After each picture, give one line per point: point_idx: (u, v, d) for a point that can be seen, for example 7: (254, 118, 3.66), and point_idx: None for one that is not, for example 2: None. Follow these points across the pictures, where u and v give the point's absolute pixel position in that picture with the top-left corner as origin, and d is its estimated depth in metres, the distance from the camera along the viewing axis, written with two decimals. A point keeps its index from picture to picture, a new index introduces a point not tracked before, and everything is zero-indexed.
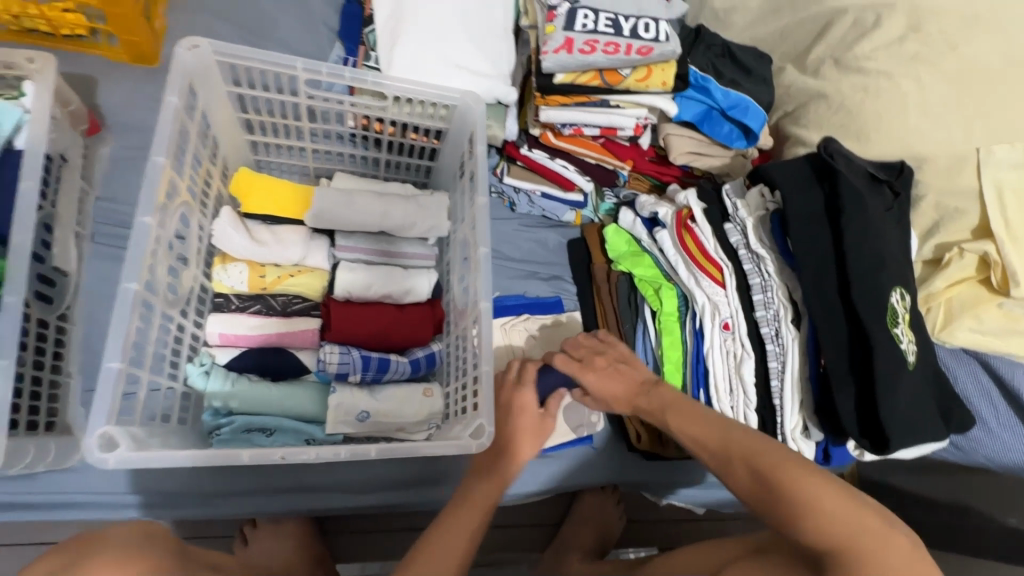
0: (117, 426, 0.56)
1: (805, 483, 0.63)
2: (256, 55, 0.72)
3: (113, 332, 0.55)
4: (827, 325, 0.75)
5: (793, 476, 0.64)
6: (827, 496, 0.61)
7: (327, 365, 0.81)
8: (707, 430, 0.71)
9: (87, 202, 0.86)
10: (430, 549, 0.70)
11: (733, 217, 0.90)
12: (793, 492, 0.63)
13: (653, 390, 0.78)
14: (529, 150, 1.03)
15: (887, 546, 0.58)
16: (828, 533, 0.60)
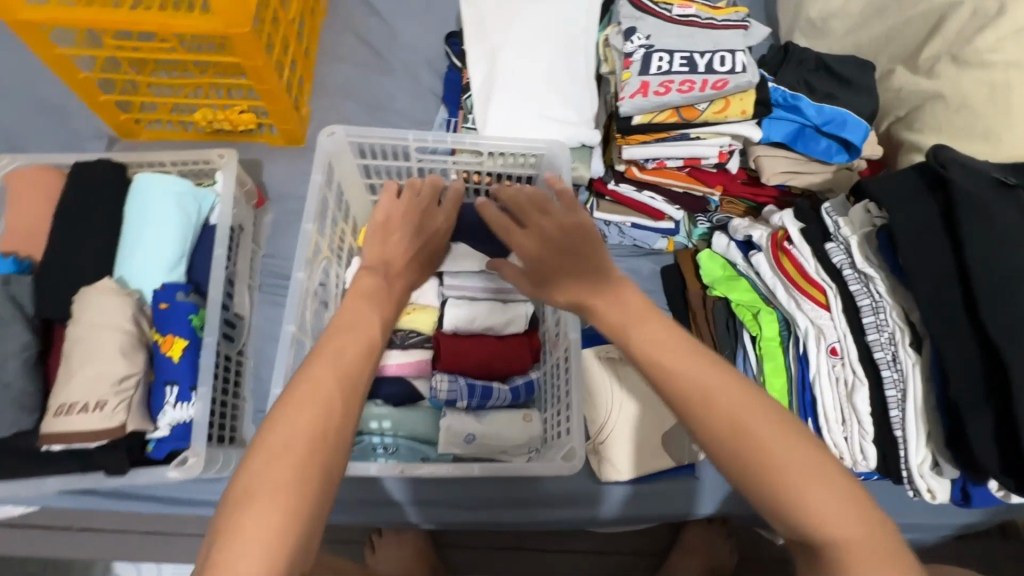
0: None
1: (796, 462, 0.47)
2: (376, 133, 0.86)
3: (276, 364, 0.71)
4: (954, 350, 0.68)
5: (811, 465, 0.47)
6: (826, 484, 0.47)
7: (438, 392, 0.92)
8: (724, 388, 0.51)
9: (257, 259, 1.07)
10: (294, 427, 0.52)
11: (835, 235, 0.86)
12: (792, 471, 0.47)
13: (621, 308, 0.60)
14: (616, 184, 1.08)
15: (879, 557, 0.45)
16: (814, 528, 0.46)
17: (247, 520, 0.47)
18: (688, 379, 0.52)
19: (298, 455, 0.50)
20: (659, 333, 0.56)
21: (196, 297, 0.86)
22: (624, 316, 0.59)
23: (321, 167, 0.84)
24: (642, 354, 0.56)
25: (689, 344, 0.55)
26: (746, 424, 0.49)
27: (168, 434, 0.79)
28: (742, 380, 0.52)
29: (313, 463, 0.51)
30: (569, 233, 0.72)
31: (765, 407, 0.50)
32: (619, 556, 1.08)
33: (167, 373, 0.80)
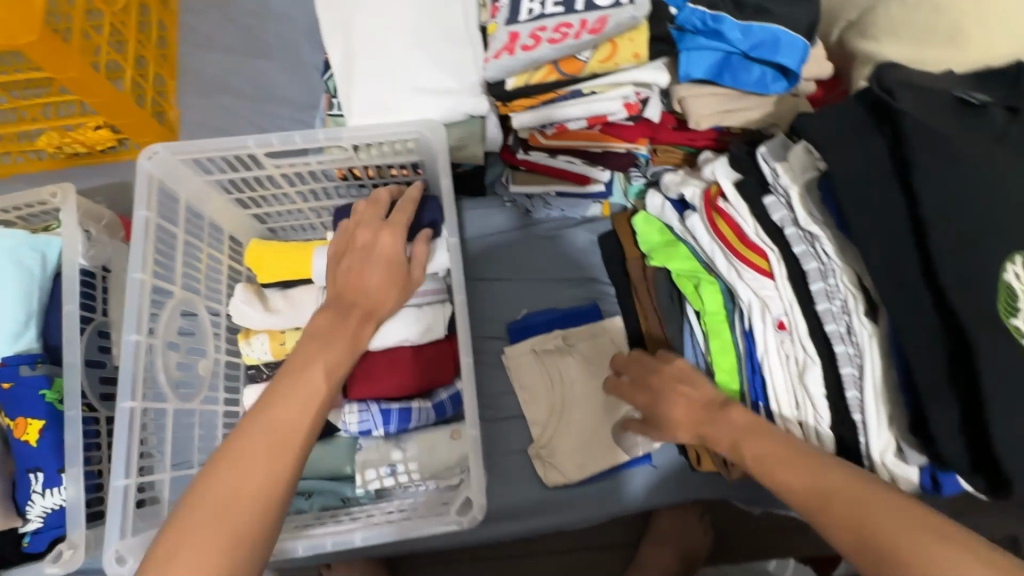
0: (133, 536, 0.60)
1: (914, 530, 0.47)
2: (207, 145, 0.72)
3: (114, 452, 0.60)
4: (913, 327, 0.55)
5: (911, 530, 0.47)
6: (933, 536, 0.46)
7: (348, 425, 0.83)
8: (840, 485, 0.53)
9: None
10: (275, 419, 0.56)
11: (774, 186, 0.71)
12: (905, 539, 0.47)
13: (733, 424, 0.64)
14: (525, 153, 0.92)
15: None
16: None
17: (203, 502, 0.52)
18: (801, 487, 0.55)
19: (268, 448, 0.55)
20: (769, 449, 0.60)
21: (46, 368, 0.75)
22: (732, 433, 0.64)
23: (149, 197, 0.69)
24: (761, 467, 0.60)
25: (790, 445, 0.59)
26: (849, 500, 0.52)
27: (41, 525, 0.71)
28: (839, 470, 0.54)
29: (284, 459, 0.55)
30: (651, 364, 0.76)
31: (845, 478, 0.53)
32: (590, 552, 1.01)
33: (27, 460, 0.71)
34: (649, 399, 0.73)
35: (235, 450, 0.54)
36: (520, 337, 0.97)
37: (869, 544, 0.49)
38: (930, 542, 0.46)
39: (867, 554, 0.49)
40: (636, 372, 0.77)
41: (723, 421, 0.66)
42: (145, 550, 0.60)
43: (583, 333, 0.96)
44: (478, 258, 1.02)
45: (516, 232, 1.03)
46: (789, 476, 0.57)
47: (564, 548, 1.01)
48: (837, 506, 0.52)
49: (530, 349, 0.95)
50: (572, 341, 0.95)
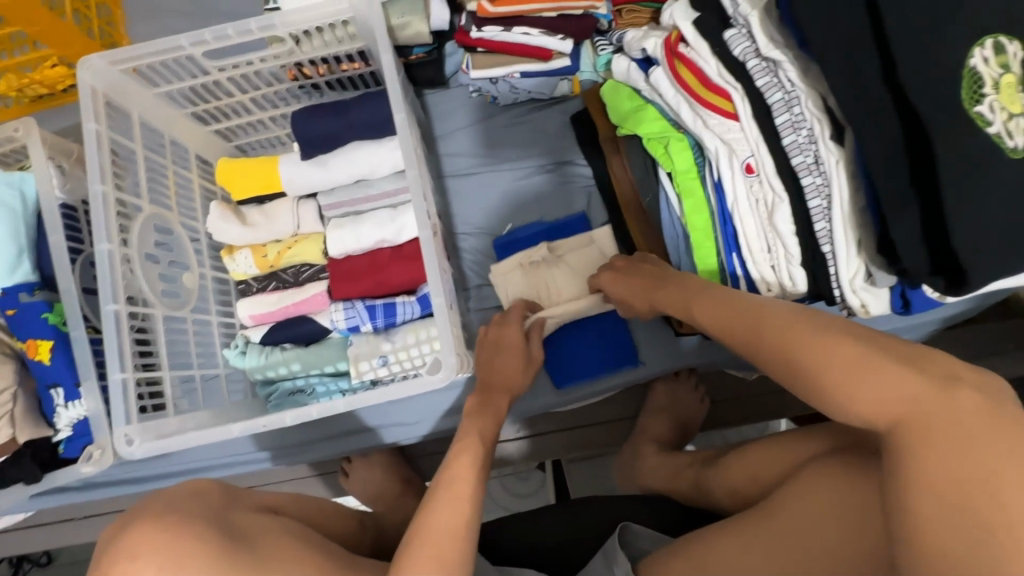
0: (138, 422, 0.66)
1: (826, 339, 0.49)
2: (145, 50, 0.71)
3: (106, 351, 0.65)
4: (874, 132, 0.51)
5: (825, 343, 0.48)
6: (841, 341, 0.48)
7: (336, 322, 0.87)
8: (771, 317, 0.54)
9: None
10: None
11: (736, 18, 0.66)
12: (817, 349, 0.49)
13: (682, 289, 0.68)
14: (479, 31, 0.87)
15: (955, 410, 0.41)
16: (874, 403, 0.44)
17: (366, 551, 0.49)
18: (735, 329, 0.58)
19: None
20: (710, 302, 0.62)
21: (44, 294, 0.80)
22: (684, 297, 0.67)
23: (97, 111, 0.71)
24: (706, 319, 0.62)
25: (727, 296, 0.61)
26: (777, 324, 0.53)
27: (72, 433, 0.78)
28: (769, 308, 0.56)
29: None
30: (634, 262, 0.79)
31: (774, 307, 0.56)
32: (592, 428, 1.05)
33: (46, 377, 0.78)
34: (617, 276, 0.78)
35: (473, 429, 0.76)
36: (507, 253, 0.95)
37: (792, 365, 0.50)
38: (837, 347, 0.48)
39: (786, 370, 0.51)
40: (618, 266, 0.80)
41: (642, 267, 0.77)
42: (148, 432, 0.67)
43: (571, 242, 0.93)
44: (452, 152, 1.01)
45: (485, 124, 1.00)
46: (722, 319, 0.60)
47: (566, 426, 1.05)
48: (766, 333, 0.54)
49: (517, 262, 0.92)
50: (559, 252, 0.93)
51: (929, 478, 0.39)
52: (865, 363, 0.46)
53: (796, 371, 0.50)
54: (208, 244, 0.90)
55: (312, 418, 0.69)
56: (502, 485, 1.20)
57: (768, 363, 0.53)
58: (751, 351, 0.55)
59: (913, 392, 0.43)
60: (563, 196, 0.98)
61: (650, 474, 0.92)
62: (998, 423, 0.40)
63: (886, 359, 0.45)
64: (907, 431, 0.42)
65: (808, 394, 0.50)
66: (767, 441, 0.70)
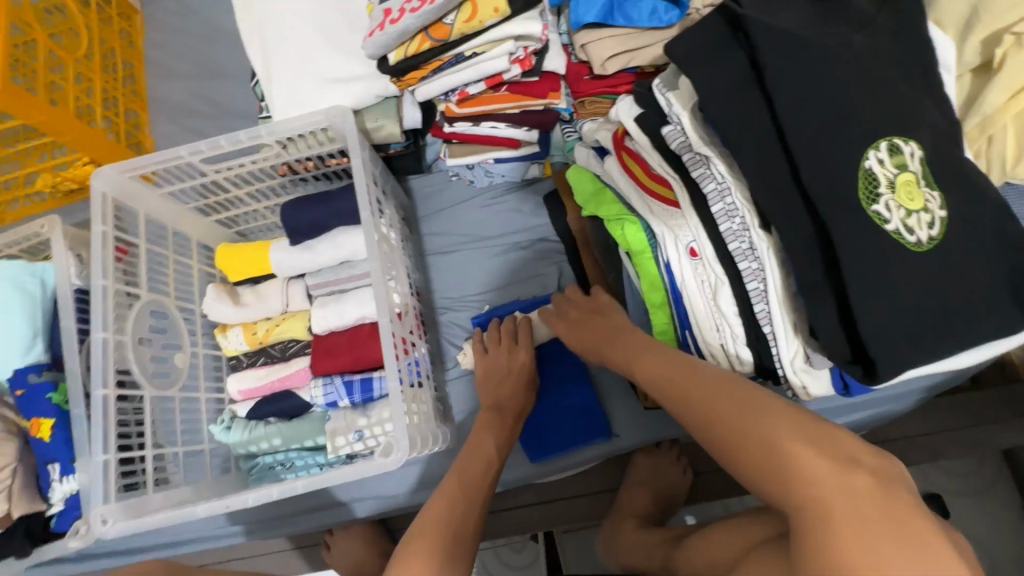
0: (115, 502, 0.70)
1: (746, 407, 0.51)
2: (150, 159, 0.81)
3: (92, 432, 0.70)
4: (785, 227, 0.55)
5: (750, 413, 0.50)
6: (760, 411, 0.50)
7: (315, 398, 0.91)
8: (699, 380, 0.56)
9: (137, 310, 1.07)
10: None
11: (671, 116, 0.71)
12: (738, 417, 0.51)
13: (629, 344, 0.70)
14: (452, 126, 0.94)
15: (858, 496, 0.42)
16: (784, 478, 0.46)
17: None
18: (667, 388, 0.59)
19: None
20: (650, 358, 0.64)
21: (51, 374, 0.87)
22: (630, 353, 0.68)
23: (105, 214, 0.80)
24: (644, 374, 0.64)
25: (665, 355, 0.63)
26: (705, 388, 0.55)
27: (64, 507, 0.83)
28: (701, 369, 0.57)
29: None
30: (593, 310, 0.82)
31: (706, 370, 0.57)
32: (574, 500, 1.04)
33: (45, 453, 0.83)
34: (575, 326, 0.82)
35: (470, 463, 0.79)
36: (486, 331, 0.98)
37: (715, 428, 0.52)
38: (755, 419, 0.50)
39: (711, 433, 0.53)
40: (571, 312, 0.85)
41: (595, 317, 0.80)
42: (124, 511, 0.70)
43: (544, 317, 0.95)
44: (434, 231, 1.07)
45: (463, 205, 1.07)
46: (657, 376, 0.61)
47: (548, 497, 1.05)
48: (694, 397, 0.55)
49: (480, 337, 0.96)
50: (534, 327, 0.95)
51: (830, 564, 0.40)
52: (778, 438, 0.48)
53: (719, 435, 0.51)
54: (204, 323, 0.97)
55: (272, 499, 0.72)
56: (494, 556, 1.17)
57: (694, 423, 0.55)
58: (679, 408, 0.57)
59: (819, 474, 0.44)
60: (537, 271, 1.03)
61: (626, 551, 0.90)
62: (889, 513, 0.41)
63: (798, 437, 0.47)
64: (816, 513, 0.43)
65: (729, 459, 0.51)
66: (723, 524, 0.70)
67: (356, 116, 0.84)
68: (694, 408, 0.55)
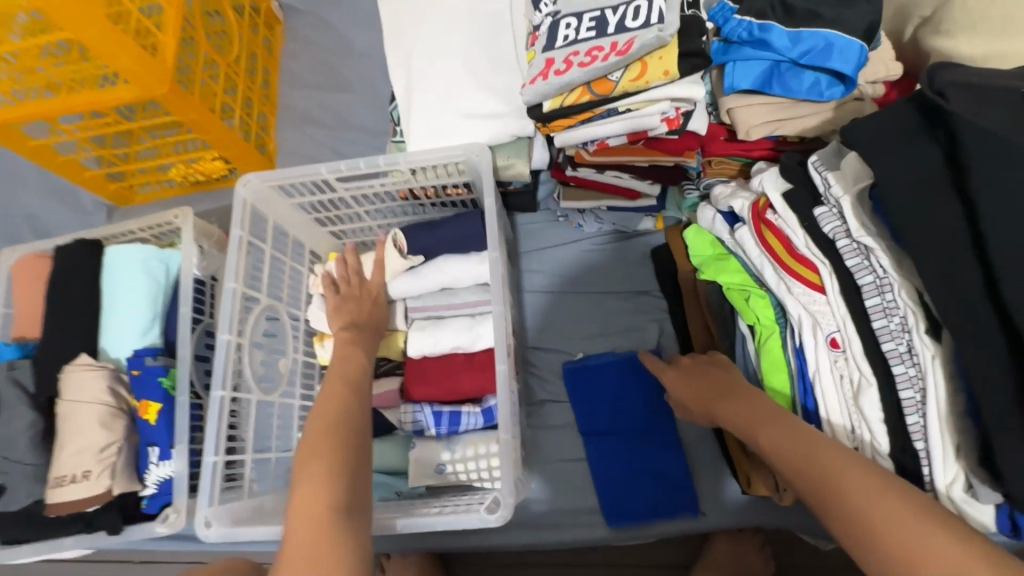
0: (217, 506, 0.72)
1: (919, 528, 0.48)
2: (290, 171, 0.84)
3: (206, 433, 0.73)
4: (970, 345, 0.51)
5: (898, 511, 0.49)
6: (940, 536, 0.47)
7: (404, 423, 0.91)
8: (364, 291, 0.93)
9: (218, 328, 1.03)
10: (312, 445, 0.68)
11: (826, 197, 0.68)
12: (914, 537, 0.48)
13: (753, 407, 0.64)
14: (575, 170, 0.92)
15: None
16: None
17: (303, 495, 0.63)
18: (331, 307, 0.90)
19: (323, 460, 0.66)
20: (784, 430, 0.60)
21: (164, 359, 0.90)
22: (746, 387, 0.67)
23: (244, 217, 0.83)
24: (775, 447, 0.59)
25: (801, 432, 0.59)
26: (863, 491, 0.51)
27: (156, 491, 0.86)
28: (854, 468, 0.53)
29: (336, 470, 0.65)
30: (699, 364, 0.76)
31: (855, 471, 0.53)
32: (638, 570, 0.99)
33: (147, 435, 0.86)
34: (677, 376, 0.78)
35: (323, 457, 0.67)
36: (576, 380, 0.96)
37: (859, 522, 0.50)
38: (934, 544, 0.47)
39: (862, 536, 0.50)
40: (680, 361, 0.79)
41: (702, 369, 0.75)
42: (227, 518, 0.72)
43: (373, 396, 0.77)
44: (534, 269, 1.06)
45: (566, 246, 1.06)
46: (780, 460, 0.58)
47: (613, 562, 1.00)
48: (844, 497, 0.52)
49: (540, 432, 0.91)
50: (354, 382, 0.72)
51: None
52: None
53: (877, 542, 0.49)
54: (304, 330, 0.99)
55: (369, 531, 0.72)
56: None
57: (842, 521, 0.52)
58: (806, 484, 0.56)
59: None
60: (635, 325, 1.00)
61: None
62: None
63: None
64: None
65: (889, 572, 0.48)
66: None
67: (490, 153, 0.85)
68: (844, 508, 0.52)
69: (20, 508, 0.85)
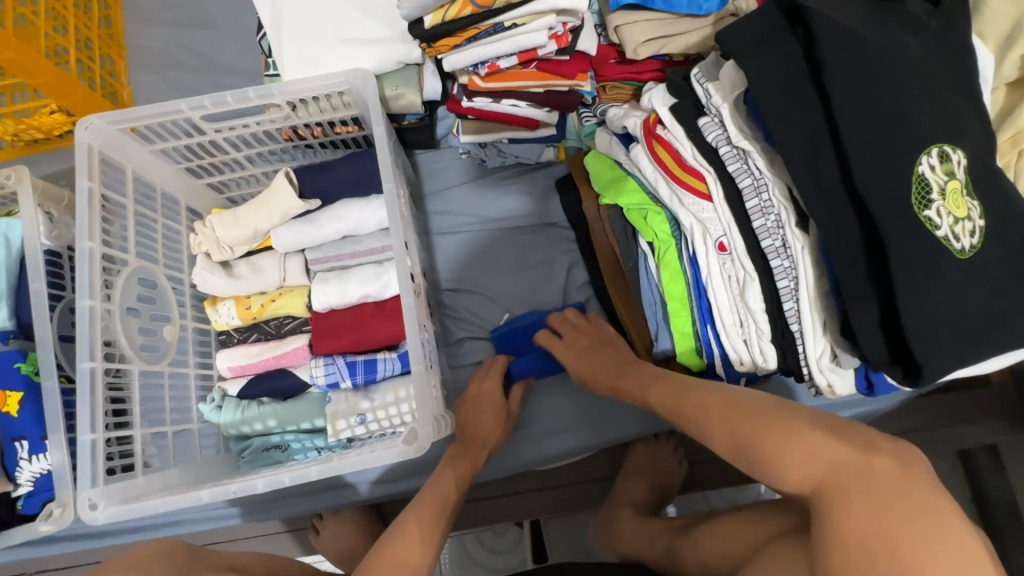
0: (103, 486, 0.66)
1: (760, 417, 0.56)
2: (144, 111, 0.73)
3: (77, 410, 0.65)
4: (828, 226, 0.56)
5: (755, 421, 0.56)
6: (777, 418, 0.55)
7: (315, 377, 0.87)
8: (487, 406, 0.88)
9: None
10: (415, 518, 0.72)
11: (708, 107, 0.71)
12: (761, 431, 0.55)
13: (634, 378, 0.77)
14: (471, 101, 0.89)
15: (872, 473, 0.47)
16: (805, 470, 0.50)
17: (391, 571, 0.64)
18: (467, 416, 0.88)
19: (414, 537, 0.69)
20: (659, 385, 0.71)
21: (18, 343, 0.79)
22: (641, 385, 0.75)
23: (93, 168, 0.73)
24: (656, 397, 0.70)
25: (671, 381, 0.69)
26: (717, 403, 0.60)
27: (32, 488, 0.76)
28: (708, 389, 0.63)
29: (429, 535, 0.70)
30: (595, 345, 0.86)
31: (714, 387, 0.64)
32: (567, 487, 1.05)
33: (12, 429, 0.76)
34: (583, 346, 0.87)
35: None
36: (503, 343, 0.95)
37: (730, 445, 0.57)
38: (773, 427, 0.54)
39: (729, 447, 0.57)
40: (575, 337, 0.88)
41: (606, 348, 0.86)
42: (117, 498, 0.66)
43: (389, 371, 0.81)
44: (440, 210, 1.04)
45: (471, 184, 1.04)
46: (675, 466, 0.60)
47: (545, 483, 1.05)
48: (705, 413, 0.61)
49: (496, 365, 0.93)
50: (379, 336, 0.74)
51: (848, 535, 0.45)
52: (799, 437, 0.52)
53: (740, 448, 0.56)
54: (192, 295, 0.90)
55: (282, 486, 0.69)
56: (477, 540, 1.14)
57: (714, 433, 0.59)
58: (697, 433, 0.62)
59: (836, 457, 0.49)
60: (545, 257, 1.00)
61: (623, 539, 0.92)
62: (904, 488, 0.45)
63: (811, 431, 0.52)
64: (833, 490, 0.47)
65: (751, 462, 0.55)
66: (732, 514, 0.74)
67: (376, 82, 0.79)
68: (714, 422, 0.60)
69: None
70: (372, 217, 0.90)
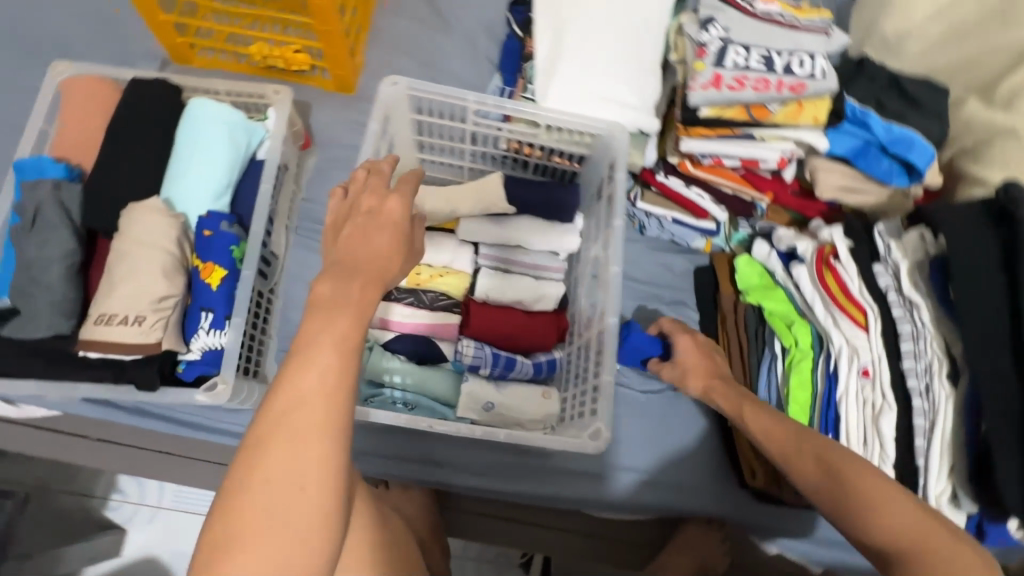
0: None
1: (858, 471, 0.65)
2: (439, 89, 0.86)
3: None
4: (993, 385, 0.68)
5: (853, 471, 0.65)
6: (874, 479, 0.63)
7: (462, 356, 0.93)
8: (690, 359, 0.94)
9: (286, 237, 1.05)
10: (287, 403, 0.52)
11: (885, 258, 0.85)
12: (858, 485, 0.63)
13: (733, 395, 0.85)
14: (665, 177, 1.03)
15: (955, 557, 0.56)
16: (894, 531, 0.59)
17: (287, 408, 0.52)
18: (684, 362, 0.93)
19: (320, 380, 0.53)
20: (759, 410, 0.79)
21: (238, 230, 0.85)
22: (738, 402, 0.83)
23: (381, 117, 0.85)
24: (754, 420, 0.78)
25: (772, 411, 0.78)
26: (815, 446, 0.70)
27: (199, 358, 0.80)
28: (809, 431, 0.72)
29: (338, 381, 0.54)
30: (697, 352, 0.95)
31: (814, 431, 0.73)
32: (613, 542, 1.09)
33: (204, 299, 0.81)
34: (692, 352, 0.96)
35: (275, 400, 0.52)
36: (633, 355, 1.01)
37: (823, 482, 0.66)
38: (868, 484, 0.63)
39: (822, 485, 0.66)
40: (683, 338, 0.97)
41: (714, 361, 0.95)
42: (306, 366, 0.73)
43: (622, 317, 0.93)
44: None
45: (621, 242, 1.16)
46: (373, 250, 0.61)
47: (594, 532, 1.08)
48: (803, 449, 0.70)
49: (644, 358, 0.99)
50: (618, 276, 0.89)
51: None
52: (893, 502, 0.61)
53: (835, 490, 0.65)
54: None
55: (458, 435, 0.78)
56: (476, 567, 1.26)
57: (806, 468, 0.69)
58: (787, 460, 0.71)
59: (928, 535, 0.58)
60: None
61: None
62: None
63: (903, 499, 0.61)
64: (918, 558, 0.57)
65: (840, 504, 0.64)
66: None
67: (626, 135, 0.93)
68: (808, 458, 0.69)
69: (35, 340, 0.75)
70: (549, 238, 1.01)
